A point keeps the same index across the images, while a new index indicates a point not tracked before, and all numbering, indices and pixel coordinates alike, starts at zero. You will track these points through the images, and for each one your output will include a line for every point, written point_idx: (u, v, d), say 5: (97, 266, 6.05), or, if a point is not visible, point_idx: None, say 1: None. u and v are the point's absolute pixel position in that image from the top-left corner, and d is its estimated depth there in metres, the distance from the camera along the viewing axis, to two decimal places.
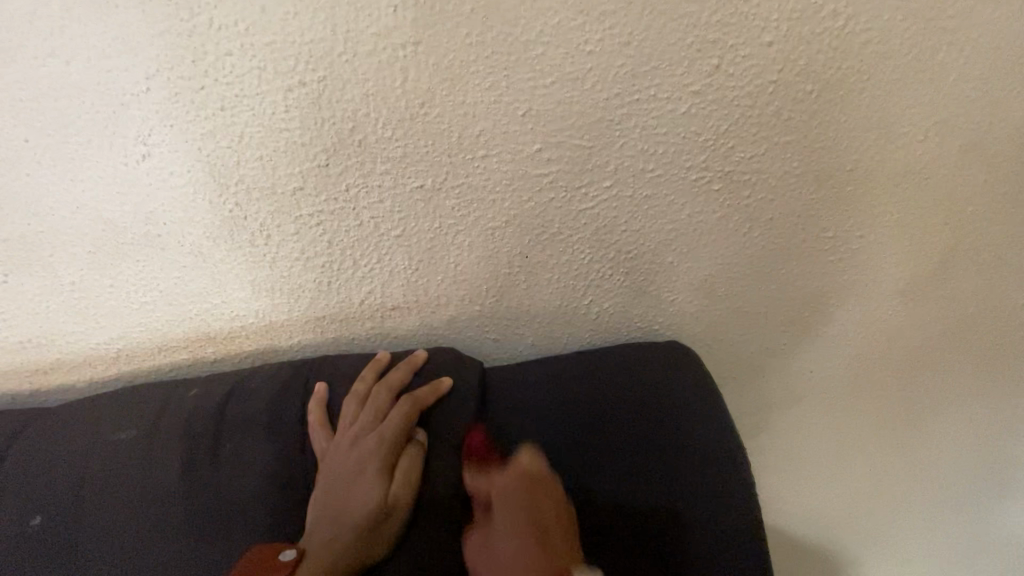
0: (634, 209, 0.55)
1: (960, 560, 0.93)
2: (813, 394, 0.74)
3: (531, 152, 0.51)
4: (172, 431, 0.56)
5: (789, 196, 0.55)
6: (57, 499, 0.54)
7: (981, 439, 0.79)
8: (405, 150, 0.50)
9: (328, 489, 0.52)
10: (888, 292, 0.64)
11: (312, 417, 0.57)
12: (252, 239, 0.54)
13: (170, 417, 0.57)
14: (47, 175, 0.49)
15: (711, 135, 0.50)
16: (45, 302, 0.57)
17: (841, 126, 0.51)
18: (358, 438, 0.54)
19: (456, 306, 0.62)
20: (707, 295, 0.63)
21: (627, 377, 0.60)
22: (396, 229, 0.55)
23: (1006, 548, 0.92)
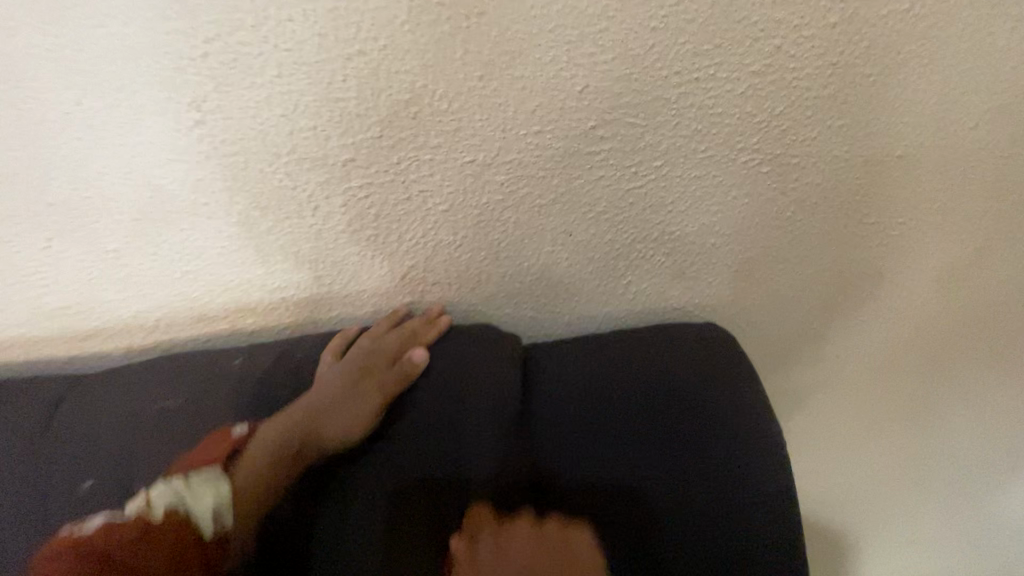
0: (682, 190, 0.55)
1: (962, 541, 0.97)
2: (837, 378, 0.75)
3: (585, 130, 0.51)
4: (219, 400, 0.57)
5: (836, 180, 0.56)
6: (109, 465, 0.55)
7: (1000, 426, 0.80)
8: (460, 123, 0.49)
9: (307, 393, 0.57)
10: (922, 279, 0.64)
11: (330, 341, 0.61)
12: (299, 211, 0.54)
13: (215, 385, 0.58)
14: (97, 141, 0.48)
15: (765, 117, 0.51)
16: (88, 269, 0.57)
17: (893, 111, 0.51)
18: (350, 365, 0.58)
19: (496, 282, 0.62)
20: (744, 276, 0.63)
21: (669, 355, 0.60)
22: (443, 204, 0.55)
23: (1009, 532, 0.95)
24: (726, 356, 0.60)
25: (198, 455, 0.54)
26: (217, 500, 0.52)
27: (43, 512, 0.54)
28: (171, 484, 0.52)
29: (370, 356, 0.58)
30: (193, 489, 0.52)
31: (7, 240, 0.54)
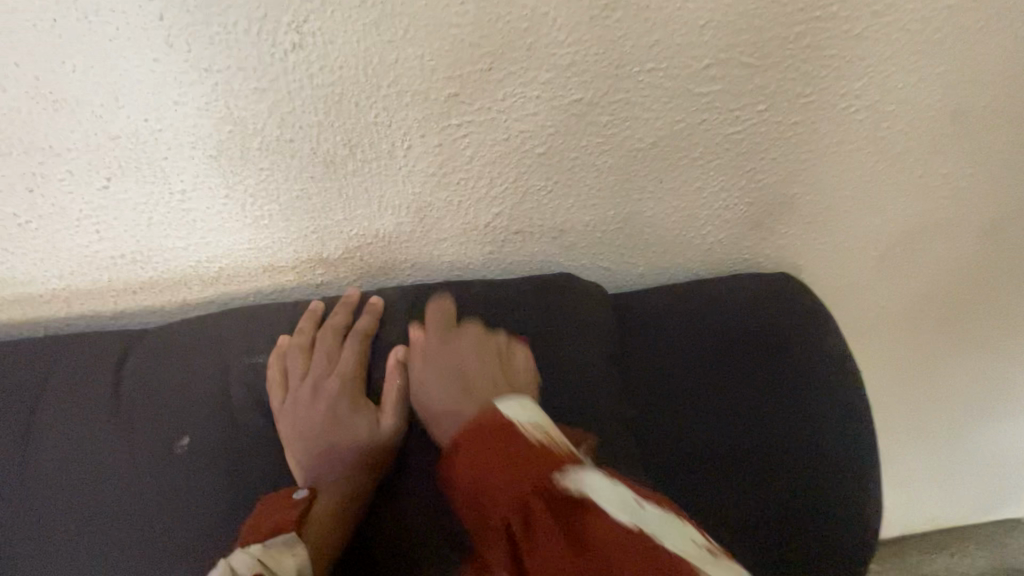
0: (779, 135, 0.55)
1: (949, 468, 1.08)
2: (880, 327, 0.78)
3: (698, 69, 0.49)
4: (298, 372, 0.54)
5: (923, 129, 0.57)
6: (196, 415, 0.52)
7: (1005, 366, 0.88)
8: (574, 57, 0.47)
9: (298, 434, 0.52)
10: (976, 231, 0.67)
11: (273, 369, 0.54)
12: (390, 150, 0.51)
13: (295, 353, 0.55)
14: (177, 63, 0.44)
15: (873, 61, 0.51)
16: (148, 213, 0.52)
17: (990, 59, 0.52)
18: (318, 385, 0.54)
19: (579, 232, 0.61)
20: (818, 228, 0.64)
21: (744, 305, 0.62)
22: (541, 146, 0.53)
23: (988, 459, 1.06)
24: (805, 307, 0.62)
25: (269, 517, 0.47)
26: (302, 564, 0.46)
27: (123, 474, 0.50)
28: (251, 553, 0.44)
29: (319, 371, 0.54)
30: (273, 552, 0.45)
31: (58, 178, 0.49)
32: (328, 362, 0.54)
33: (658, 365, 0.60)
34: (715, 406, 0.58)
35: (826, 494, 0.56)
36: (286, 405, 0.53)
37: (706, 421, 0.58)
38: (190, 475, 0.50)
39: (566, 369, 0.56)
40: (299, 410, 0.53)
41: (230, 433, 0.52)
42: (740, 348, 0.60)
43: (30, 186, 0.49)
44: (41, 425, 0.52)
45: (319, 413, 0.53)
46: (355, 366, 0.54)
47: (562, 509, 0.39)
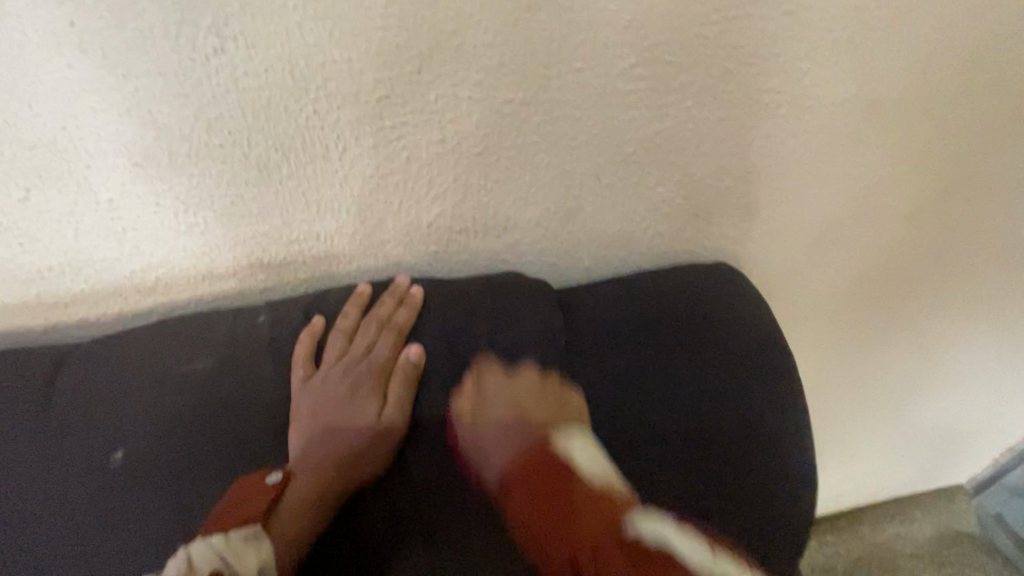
0: (707, 130, 0.57)
1: (893, 441, 1.14)
2: (818, 310, 0.82)
3: (624, 67, 0.51)
4: (329, 355, 0.56)
5: (841, 121, 0.60)
6: (138, 429, 0.51)
7: (937, 341, 0.94)
8: (502, 58, 0.48)
9: (311, 414, 0.54)
10: (898, 216, 0.72)
11: (301, 346, 0.55)
12: (325, 152, 0.51)
13: (338, 334, 0.56)
14: (93, 69, 0.42)
15: (788, 58, 0.53)
16: (75, 224, 0.51)
17: (896, 55, 0.56)
18: (346, 369, 0.55)
19: (522, 229, 0.62)
20: (752, 217, 0.67)
21: (693, 292, 0.63)
22: (478, 146, 0.53)
23: (926, 430, 1.13)
24: (750, 303, 0.63)
25: (233, 510, 0.49)
26: (262, 560, 0.48)
27: (65, 487, 0.50)
28: (212, 545, 0.46)
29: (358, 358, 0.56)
30: (234, 546, 0.47)
31: None
32: (370, 350, 0.56)
33: (608, 357, 0.60)
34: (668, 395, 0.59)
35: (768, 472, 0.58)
36: (309, 383, 0.54)
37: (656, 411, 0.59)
38: (132, 487, 0.50)
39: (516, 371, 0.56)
40: (319, 390, 0.54)
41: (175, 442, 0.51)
42: (692, 339, 0.61)
43: None
44: None
45: (336, 398, 0.55)
46: (387, 358, 0.56)
47: (562, 489, 0.47)
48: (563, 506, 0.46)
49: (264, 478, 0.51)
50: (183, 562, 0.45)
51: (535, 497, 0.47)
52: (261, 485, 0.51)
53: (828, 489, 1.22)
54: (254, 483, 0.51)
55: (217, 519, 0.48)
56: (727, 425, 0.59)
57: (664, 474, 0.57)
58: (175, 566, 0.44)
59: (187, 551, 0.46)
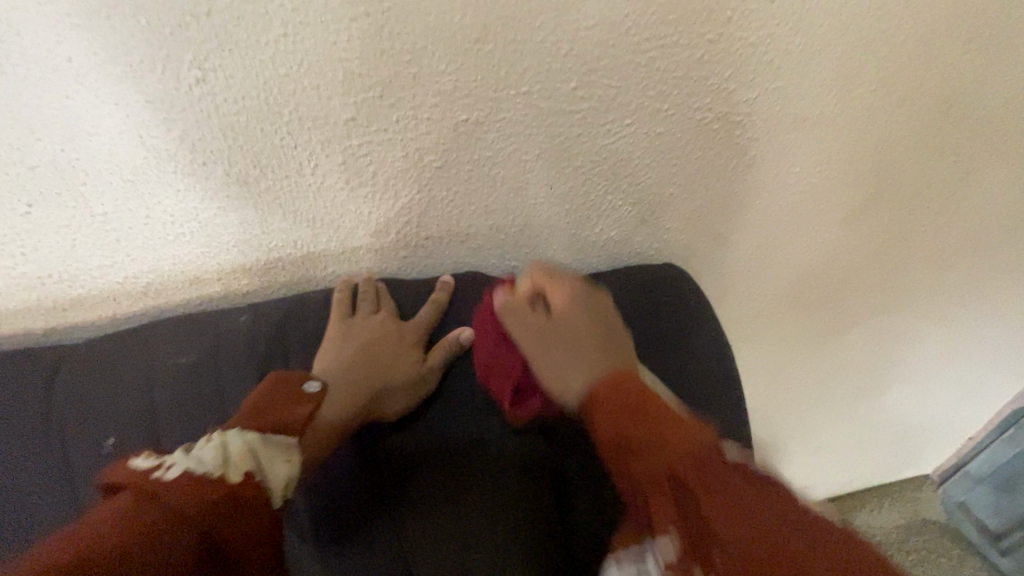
0: (648, 144, 0.63)
1: (854, 432, 1.20)
2: (768, 308, 0.88)
3: (567, 90, 0.57)
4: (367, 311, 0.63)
5: (772, 135, 0.66)
6: (131, 419, 0.56)
7: (885, 336, 1.00)
8: (456, 84, 0.54)
9: (345, 355, 0.61)
10: (835, 220, 0.78)
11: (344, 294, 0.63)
12: (299, 169, 0.56)
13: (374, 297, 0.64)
14: (89, 97, 0.48)
15: (717, 80, 0.59)
16: (72, 234, 0.56)
17: (816, 76, 0.62)
18: (382, 325, 0.63)
19: (483, 235, 0.67)
20: (697, 222, 0.73)
21: (638, 295, 0.70)
22: (438, 161, 0.59)
23: (884, 421, 1.19)
24: (691, 301, 0.70)
25: (271, 414, 0.53)
26: (290, 472, 0.50)
27: (65, 472, 0.55)
28: (247, 441, 0.49)
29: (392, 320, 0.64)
30: (263, 453, 0.49)
31: None
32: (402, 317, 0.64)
33: None
34: None
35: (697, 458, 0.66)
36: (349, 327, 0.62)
37: None
38: None
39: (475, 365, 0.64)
40: (355, 337, 0.62)
41: (164, 432, 0.57)
42: (634, 337, 0.69)
43: None
44: None
45: (369, 347, 0.62)
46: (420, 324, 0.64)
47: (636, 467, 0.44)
48: (653, 444, 0.44)
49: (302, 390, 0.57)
50: (218, 451, 0.47)
51: (634, 427, 0.45)
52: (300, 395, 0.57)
53: (795, 479, 1.27)
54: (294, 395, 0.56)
55: (257, 418, 0.52)
56: None
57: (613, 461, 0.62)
58: (209, 454, 0.47)
59: (220, 439, 0.48)
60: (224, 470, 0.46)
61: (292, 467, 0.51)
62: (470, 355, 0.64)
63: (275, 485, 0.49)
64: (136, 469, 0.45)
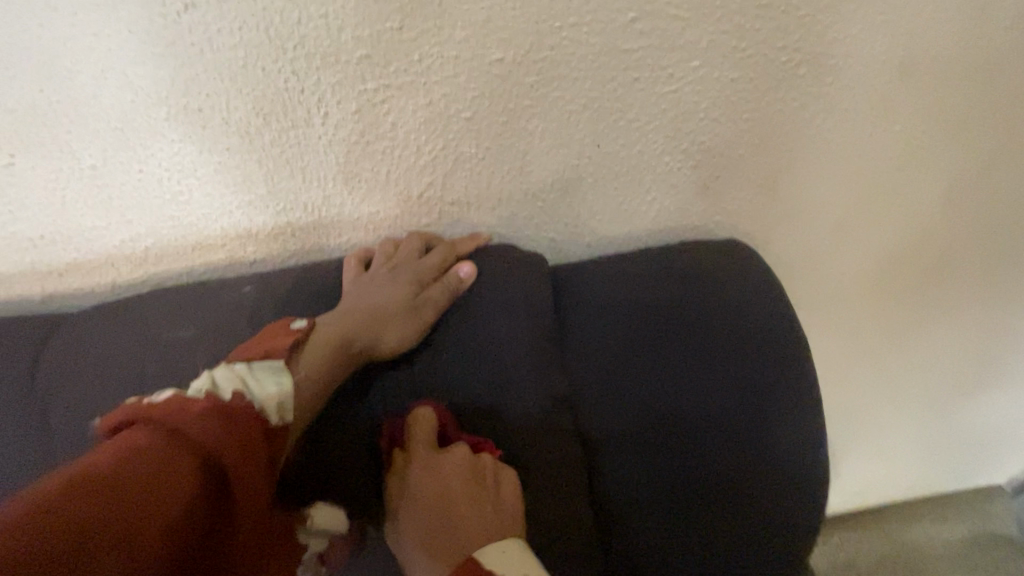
0: (718, 92, 0.53)
1: (925, 436, 1.07)
2: (842, 293, 0.77)
3: (624, 22, 0.47)
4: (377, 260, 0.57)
5: (870, 83, 0.54)
6: (124, 398, 0.51)
7: (976, 329, 0.86)
8: (490, 12, 0.45)
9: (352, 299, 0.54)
10: (935, 192, 0.65)
11: (350, 258, 0.57)
12: (307, 117, 0.48)
13: (386, 245, 0.57)
14: (64, 26, 0.41)
15: (810, 10, 0.48)
16: (61, 192, 0.51)
17: (937, 5, 0.50)
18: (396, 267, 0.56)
19: (518, 201, 0.59)
20: (768, 192, 0.62)
21: (698, 273, 0.59)
22: (467, 110, 0.50)
23: (961, 426, 1.05)
24: (760, 283, 0.59)
25: (256, 347, 0.48)
26: (282, 392, 0.45)
27: (54, 451, 0.51)
28: (235, 369, 0.45)
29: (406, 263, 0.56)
30: (257, 378, 0.45)
31: None
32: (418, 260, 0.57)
33: (603, 336, 0.58)
34: (663, 375, 0.56)
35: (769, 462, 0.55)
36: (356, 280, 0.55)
37: (649, 393, 0.56)
38: None
39: (495, 346, 0.55)
40: (364, 283, 0.55)
41: None
42: (697, 319, 0.58)
43: None
44: None
45: (382, 285, 0.54)
46: (438, 263, 0.56)
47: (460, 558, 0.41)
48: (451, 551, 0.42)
49: (289, 323, 0.51)
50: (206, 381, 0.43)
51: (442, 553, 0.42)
52: (287, 327, 0.51)
53: (853, 484, 1.15)
54: (281, 327, 0.51)
55: (242, 354, 0.47)
56: (723, 411, 0.56)
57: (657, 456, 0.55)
58: (198, 383, 0.43)
59: (211, 374, 0.44)
60: (216, 392, 0.42)
61: (287, 391, 0.46)
62: (500, 335, 0.55)
63: (266, 404, 0.44)
64: (128, 406, 0.40)
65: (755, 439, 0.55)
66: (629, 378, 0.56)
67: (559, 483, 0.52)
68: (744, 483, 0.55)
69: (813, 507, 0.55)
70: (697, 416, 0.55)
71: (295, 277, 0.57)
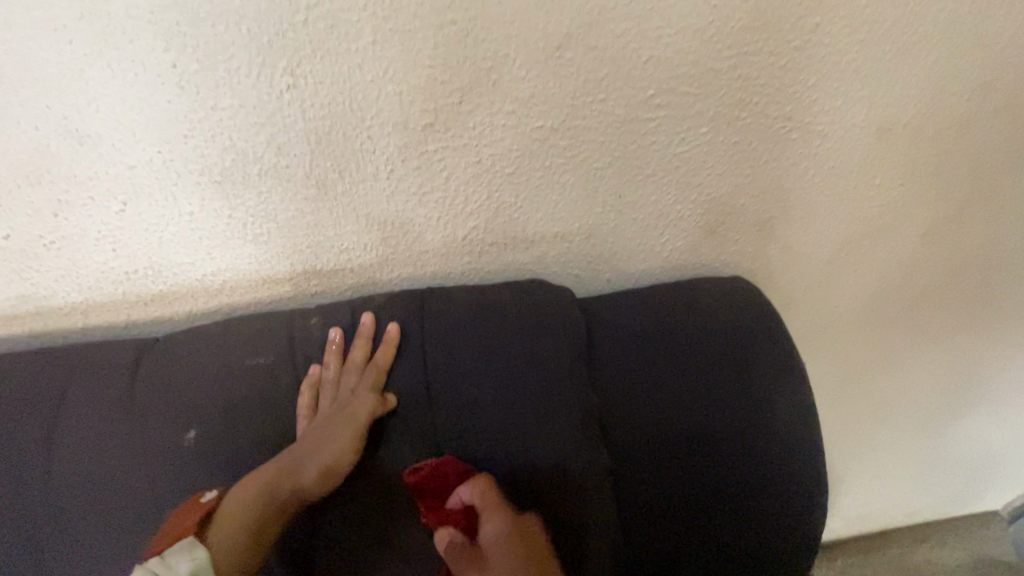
0: (722, 153, 0.62)
1: (921, 461, 1.12)
2: (836, 323, 0.84)
3: (645, 97, 0.56)
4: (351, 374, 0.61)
5: (852, 145, 0.63)
6: (208, 414, 0.58)
7: (964, 358, 0.93)
8: (534, 90, 0.54)
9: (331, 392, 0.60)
10: (915, 235, 0.74)
11: (331, 358, 0.62)
12: (376, 173, 0.57)
13: (359, 348, 0.61)
14: (188, 102, 0.50)
15: (799, 88, 0.57)
16: (160, 233, 0.59)
17: (906, 83, 0.59)
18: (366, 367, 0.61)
19: (548, 242, 0.67)
20: (766, 235, 0.70)
21: (708, 305, 0.67)
22: (509, 167, 0.59)
23: (955, 451, 1.11)
24: (762, 316, 0.67)
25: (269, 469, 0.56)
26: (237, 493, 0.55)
27: (142, 460, 0.57)
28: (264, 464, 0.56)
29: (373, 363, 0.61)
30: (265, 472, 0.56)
31: (80, 203, 0.55)
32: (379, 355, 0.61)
33: (626, 362, 0.65)
34: (683, 396, 0.63)
35: (779, 471, 0.62)
36: (332, 373, 0.61)
37: (672, 412, 0.63)
38: (200, 462, 0.57)
39: (538, 369, 0.62)
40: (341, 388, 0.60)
41: (237, 427, 0.58)
42: (709, 347, 0.65)
43: (54, 210, 0.56)
44: (65, 417, 0.59)
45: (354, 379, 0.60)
46: (359, 352, 0.61)
47: None
48: None
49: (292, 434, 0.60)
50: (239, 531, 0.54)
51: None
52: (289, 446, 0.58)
53: (853, 509, 1.20)
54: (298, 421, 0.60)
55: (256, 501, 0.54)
56: (738, 427, 0.63)
57: (683, 469, 0.62)
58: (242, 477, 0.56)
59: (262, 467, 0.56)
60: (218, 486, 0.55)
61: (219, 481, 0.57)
62: (541, 361, 0.62)
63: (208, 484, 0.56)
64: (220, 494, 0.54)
65: (767, 449, 0.62)
66: (653, 399, 0.63)
67: (596, 491, 0.59)
68: (757, 492, 0.62)
69: (810, 512, 0.62)
70: (718, 432, 0.62)
71: (353, 307, 0.64)
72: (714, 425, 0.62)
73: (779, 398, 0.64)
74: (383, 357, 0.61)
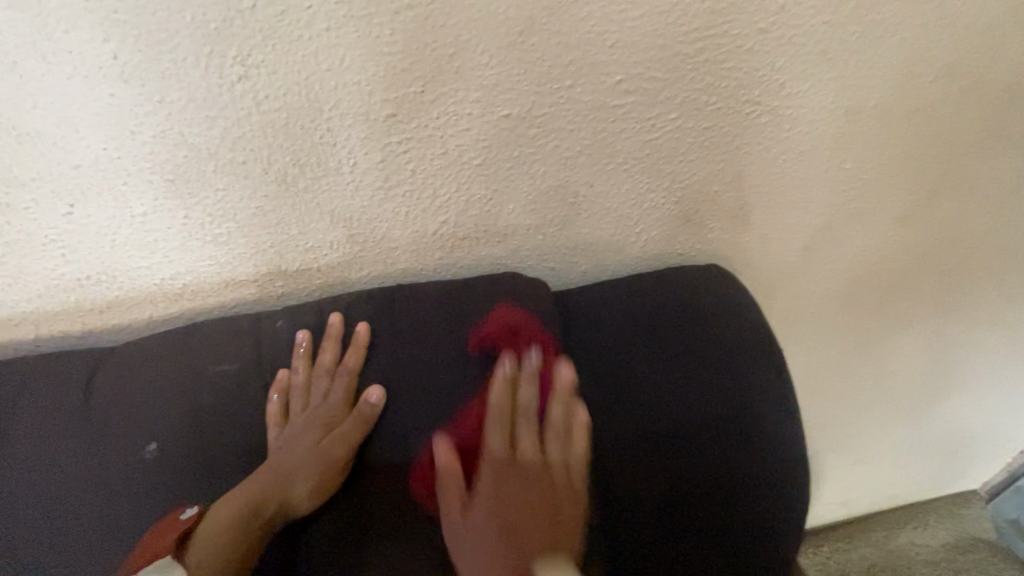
0: (693, 140, 0.61)
1: (901, 443, 1.13)
2: (813, 309, 0.84)
3: (612, 83, 0.55)
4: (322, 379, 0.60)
5: (822, 129, 0.63)
6: (169, 423, 0.56)
7: (939, 340, 0.94)
8: (498, 78, 0.52)
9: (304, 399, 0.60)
10: (886, 218, 0.74)
11: (300, 363, 0.60)
12: (338, 166, 0.55)
13: (328, 353, 0.60)
14: (132, 95, 0.48)
15: (767, 71, 0.57)
16: (112, 235, 0.56)
17: (873, 64, 0.59)
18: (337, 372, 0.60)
19: (522, 235, 0.66)
20: (740, 221, 0.70)
21: (683, 293, 0.67)
22: (477, 158, 0.58)
23: (933, 433, 1.13)
24: (738, 303, 0.66)
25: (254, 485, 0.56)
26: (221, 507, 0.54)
27: (99, 475, 0.54)
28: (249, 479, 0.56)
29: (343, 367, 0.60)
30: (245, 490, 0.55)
31: (22, 206, 0.52)
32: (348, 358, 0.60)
33: (602, 354, 0.64)
34: (661, 386, 0.63)
35: (764, 461, 0.61)
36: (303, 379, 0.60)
37: (651, 403, 0.62)
38: (161, 474, 0.54)
39: None
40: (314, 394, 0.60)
41: (200, 436, 0.56)
42: (686, 337, 0.64)
43: None
44: (17, 432, 0.56)
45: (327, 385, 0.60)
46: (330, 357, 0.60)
47: None
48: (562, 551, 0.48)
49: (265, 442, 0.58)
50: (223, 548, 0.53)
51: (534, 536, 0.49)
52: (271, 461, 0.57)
53: (836, 493, 1.20)
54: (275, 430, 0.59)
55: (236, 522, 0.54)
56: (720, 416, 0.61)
57: (667, 461, 0.60)
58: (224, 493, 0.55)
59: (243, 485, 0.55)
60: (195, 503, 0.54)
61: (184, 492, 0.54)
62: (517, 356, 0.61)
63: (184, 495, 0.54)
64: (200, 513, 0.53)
65: (751, 437, 0.61)
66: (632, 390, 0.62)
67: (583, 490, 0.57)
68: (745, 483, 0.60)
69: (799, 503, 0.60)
70: (699, 422, 0.61)
71: (321, 308, 0.62)
72: (695, 415, 0.61)
73: (759, 385, 0.63)
74: (353, 362, 0.60)
